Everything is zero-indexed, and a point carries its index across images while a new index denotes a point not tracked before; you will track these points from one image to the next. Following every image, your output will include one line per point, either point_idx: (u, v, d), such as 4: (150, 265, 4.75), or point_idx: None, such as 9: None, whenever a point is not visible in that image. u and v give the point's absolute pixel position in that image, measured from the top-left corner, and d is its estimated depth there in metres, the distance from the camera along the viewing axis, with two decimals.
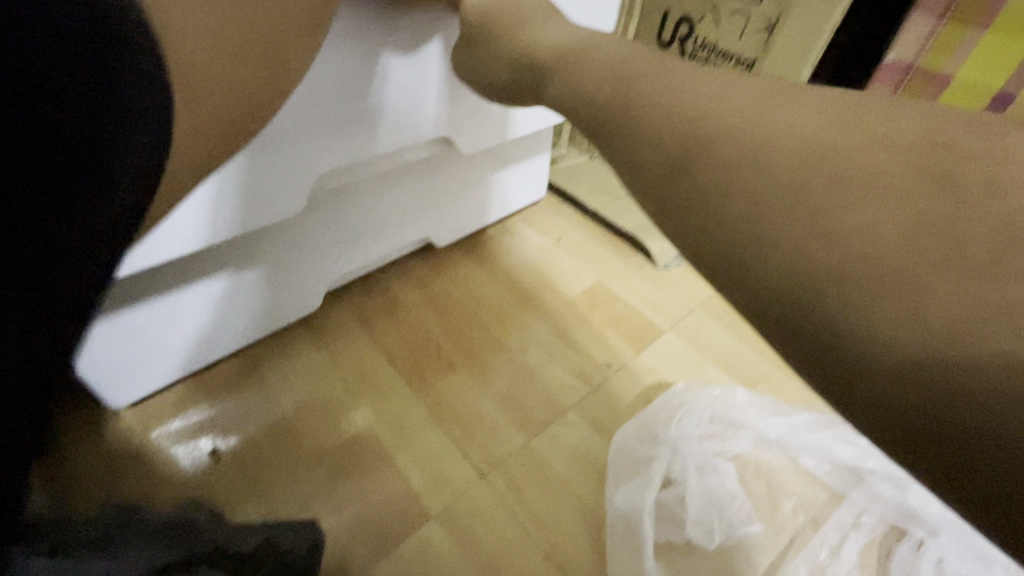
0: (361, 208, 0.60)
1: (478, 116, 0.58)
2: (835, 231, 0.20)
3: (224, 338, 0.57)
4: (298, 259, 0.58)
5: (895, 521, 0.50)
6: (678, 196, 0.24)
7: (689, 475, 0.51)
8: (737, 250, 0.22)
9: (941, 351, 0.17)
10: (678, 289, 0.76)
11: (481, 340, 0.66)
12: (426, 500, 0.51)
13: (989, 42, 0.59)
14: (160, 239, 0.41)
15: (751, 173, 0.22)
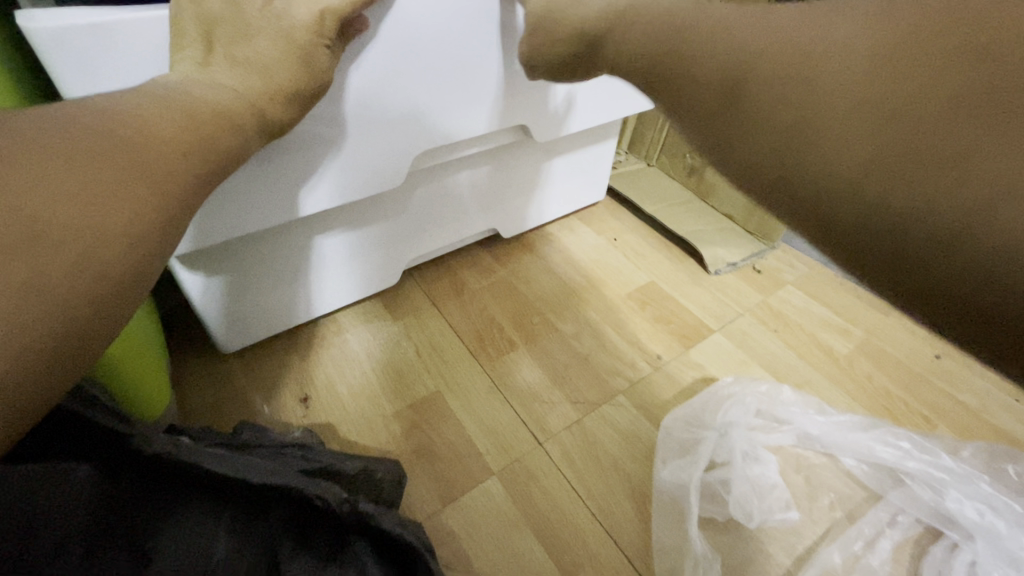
0: (451, 180, 0.66)
1: (542, 104, 0.63)
2: (856, 130, 0.23)
3: (325, 292, 0.65)
4: (391, 222, 0.64)
5: (931, 523, 0.53)
6: (738, 136, 0.28)
7: (734, 460, 0.55)
8: (801, 180, 0.25)
9: (936, 214, 0.21)
10: (727, 294, 0.80)
11: (540, 324, 0.72)
12: (490, 461, 0.57)
13: None
14: (309, 186, 0.50)
15: (807, 97, 0.25)
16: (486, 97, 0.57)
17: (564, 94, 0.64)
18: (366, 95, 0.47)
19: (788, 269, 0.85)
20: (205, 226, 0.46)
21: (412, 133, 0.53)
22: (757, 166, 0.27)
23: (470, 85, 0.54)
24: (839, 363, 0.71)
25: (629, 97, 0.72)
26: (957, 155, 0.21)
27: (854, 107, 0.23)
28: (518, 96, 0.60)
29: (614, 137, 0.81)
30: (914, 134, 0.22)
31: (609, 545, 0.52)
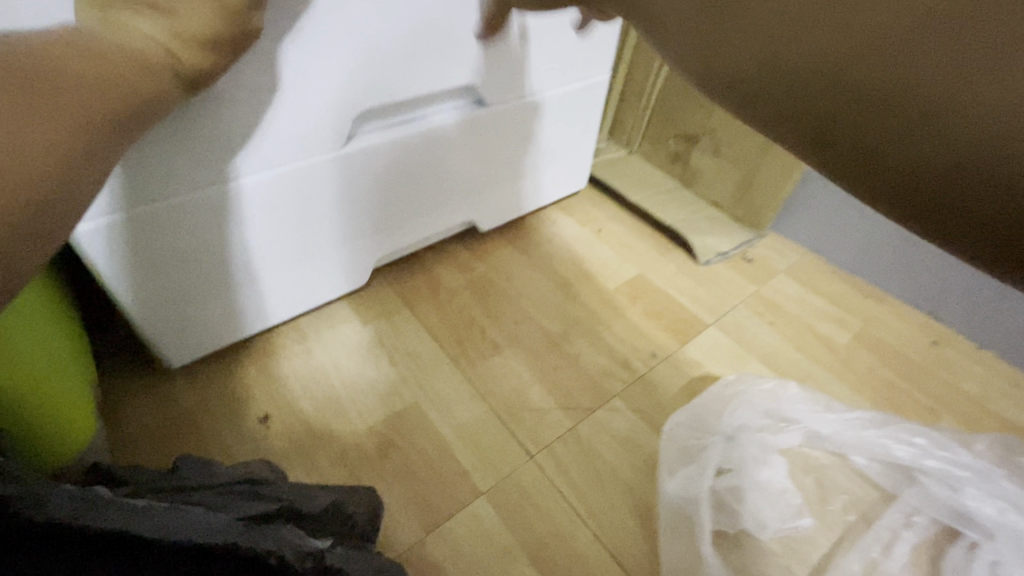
0: (421, 166, 0.61)
1: (500, 68, 0.60)
2: (858, 34, 0.22)
3: (283, 295, 0.58)
4: (355, 213, 0.58)
5: (948, 523, 0.50)
6: (715, 53, 0.26)
7: (745, 467, 0.50)
8: (783, 93, 0.24)
9: (929, 104, 0.20)
10: (719, 286, 0.76)
11: (525, 324, 0.66)
12: (478, 479, 0.51)
13: None
14: (246, 147, 0.45)
15: (790, 6, 0.23)
16: (446, 64, 0.54)
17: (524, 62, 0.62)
18: (306, 53, 0.43)
19: (777, 258, 0.81)
20: (131, 184, 0.41)
21: (359, 97, 0.49)
22: (734, 66, 0.25)
23: (426, 48, 0.51)
24: (838, 354, 0.68)
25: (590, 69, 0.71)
26: (954, 44, 0.20)
27: (858, 7, 0.22)
28: (477, 59, 0.57)
29: (592, 122, 0.78)
30: (904, 19, 0.21)
31: (615, 567, 0.47)
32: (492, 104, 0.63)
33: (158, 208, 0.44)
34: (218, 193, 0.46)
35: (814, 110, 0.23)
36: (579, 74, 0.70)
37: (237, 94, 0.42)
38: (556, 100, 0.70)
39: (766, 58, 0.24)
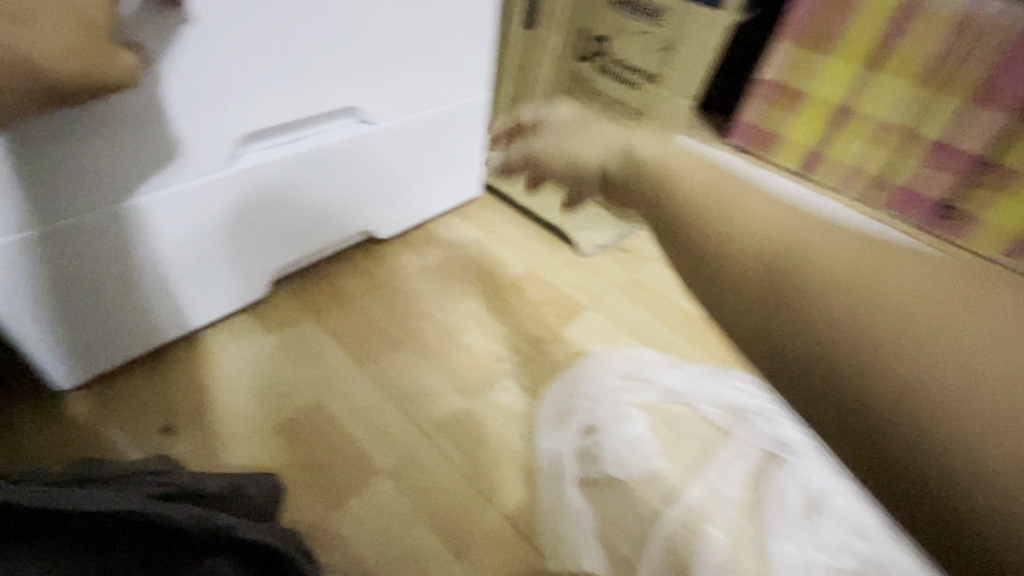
0: (312, 183, 0.66)
1: (379, 90, 0.67)
2: (929, 374, 0.25)
3: (181, 311, 0.61)
4: (248, 229, 0.62)
5: (769, 449, 0.60)
6: (754, 324, 0.29)
7: (608, 420, 0.59)
8: (827, 397, 0.27)
9: (929, 452, 0.25)
10: (599, 275, 0.86)
11: (423, 321, 0.73)
12: (379, 460, 0.57)
13: (836, 62, 0.70)
14: (127, 172, 0.49)
15: (835, 318, 0.26)
16: (321, 88, 0.60)
17: (400, 81, 0.69)
18: (178, 84, 0.48)
19: (650, 247, 0.93)
20: (11, 207, 0.44)
21: (237, 120, 0.54)
22: (786, 352, 0.28)
23: (300, 74, 0.56)
24: (694, 324, 0.80)
25: (467, 85, 0.79)
26: (946, 405, 0.24)
27: (935, 348, 0.25)
28: (354, 82, 0.63)
29: (476, 134, 0.86)
30: (903, 381, 0.25)
31: (500, 518, 0.54)
32: (376, 121, 0.69)
33: (42, 228, 0.46)
34: (102, 211, 0.49)
35: (852, 431, 0.26)
36: (457, 90, 0.78)
37: (112, 123, 0.45)
38: (439, 114, 0.77)
39: (820, 362, 0.27)
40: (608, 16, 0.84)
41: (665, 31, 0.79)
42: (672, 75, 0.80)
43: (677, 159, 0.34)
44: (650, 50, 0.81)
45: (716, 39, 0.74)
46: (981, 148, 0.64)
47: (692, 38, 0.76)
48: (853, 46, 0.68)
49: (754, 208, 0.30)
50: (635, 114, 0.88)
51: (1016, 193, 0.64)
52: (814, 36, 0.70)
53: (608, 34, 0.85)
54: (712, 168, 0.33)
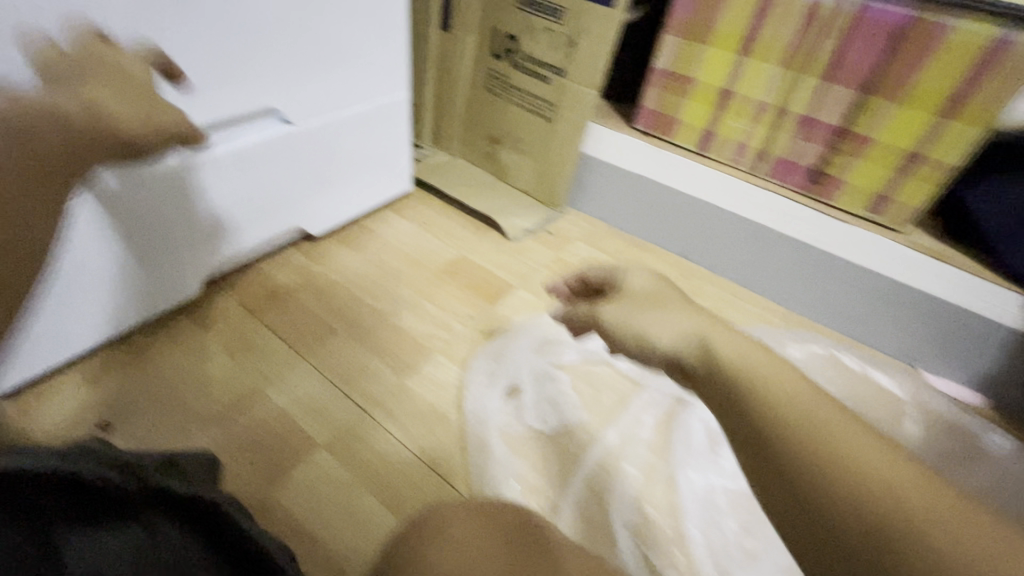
0: (236, 183, 0.70)
1: (295, 91, 0.71)
2: (903, 531, 0.32)
3: (113, 312, 0.64)
4: (176, 231, 0.66)
5: (677, 394, 0.68)
6: (770, 470, 0.38)
7: (528, 379, 0.66)
8: (809, 526, 0.35)
9: None
10: (528, 257, 0.92)
11: (360, 309, 0.77)
12: (317, 436, 0.60)
13: (715, 50, 0.78)
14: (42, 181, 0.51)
15: (833, 488, 0.35)
16: (235, 91, 0.63)
17: (317, 81, 0.73)
18: None
19: (575, 229, 1.00)
20: None
21: None
22: (790, 491, 0.36)
23: (211, 78, 0.60)
24: None
25: (386, 85, 0.83)
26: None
27: (918, 525, 0.32)
28: (269, 84, 0.67)
29: (401, 132, 0.91)
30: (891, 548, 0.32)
31: (433, 477, 0.58)
32: (297, 122, 0.73)
33: None
34: None
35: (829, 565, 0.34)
36: (377, 90, 0.83)
37: None
38: (358, 114, 0.81)
39: (819, 521, 0.35)
40: (516, 16, 0.90)
41: (566, 28, 0.85)
42: (577, 68, 0.87)
43: (734, 344, 0.43)
44: (555, 45, 0.88)
45: (610, 34, 0.81)
46: (837, 121, 0.74)
47: (588, 33, 0.83)
48: (726, 35, 0.76)
49: (873, 458, 0.35)
50: (547, 105, 0.94)
51: (869, 157, 0.74)
52: (693, 28, 0.78)
53: (517, 32, 0.92)
54: (750, 341, 0.43)
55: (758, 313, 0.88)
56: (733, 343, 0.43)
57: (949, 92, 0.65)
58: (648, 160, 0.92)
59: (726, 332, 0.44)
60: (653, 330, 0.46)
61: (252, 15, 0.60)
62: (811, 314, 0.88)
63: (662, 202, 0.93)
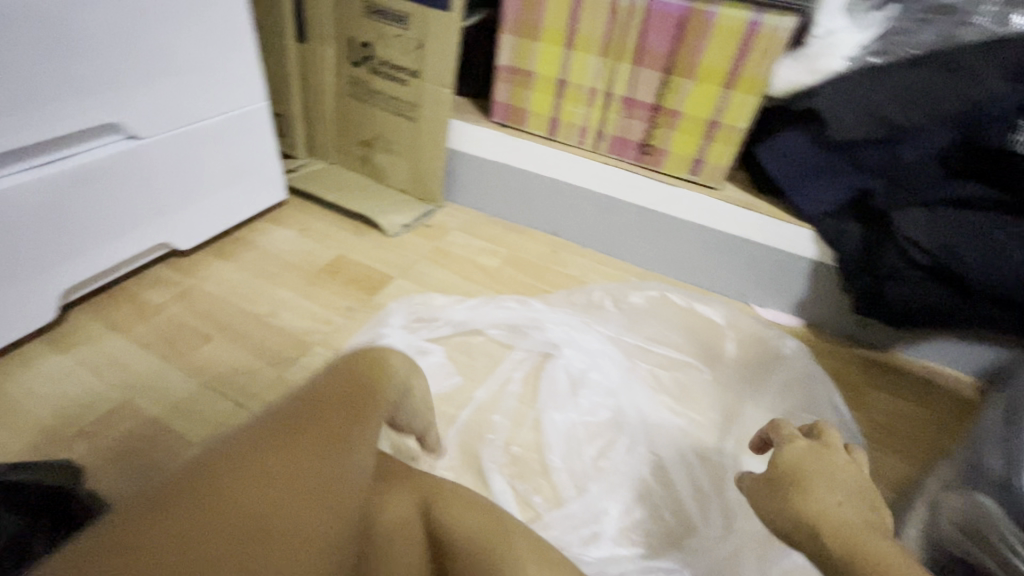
0: (78, 202, 0.70)
1: (135, 108, 0.72)
2: None
3: None
4: (12, 255, 0.65)
5: (541, 349, 0.75)
6: None
7: (400, 355, 0.71)
8: None
9: None
10: (407, 250, 0.97)
11: (235, 315, 0.78)
12: (191, 434, 0.63)
13: (546, 46, 0.88)
14: None
15: None
16: (62, 112, 0.64)
17: (159, 98, 0.74)
18: None
19: (453, 220, 1.06)
20: None
21: None
22: None
23: (28, 99, 0.60)
24: (490, 273, 0.94)
25: (242, 100, 0.86)
26: None
27: None
28: (101, 102, 0.68)
29: (268, 144, 0.93)
30: None
31: None
32: (148, 135, 0.75)
33: None
34: None
35: None
36: (233, 105, 0.85)
37: None
38: (216, 126, 0.83)
39: None
40: (367, 25, 0.96)
41: (412, 33, 0.92)
42: (428, 70, 0.93)
43: (845, 516, 0.38)
44: (406, 49, 0.94)
45: (451, 37, 0.88)
46: (653, 99, 0.86)
47: (432, 36, 0.90)
48: (553, 31, 0.86)
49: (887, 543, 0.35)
50: (407, 106, 0.99)
51: (681, 128, 0.86)
52: (524, 27, 0.88)
53: (371, 40, 0.97)
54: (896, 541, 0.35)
55: (617, 275, 0.99)
56: (801, 448, 0.45)
57: (726, 67, 0.79)
58: (506, 150, 1.00)
59: (837, 462, 0.43)
60: (831, 502, 0.39)
61: (69, 36, 0.62)
62: (663, 271, 1.00)
63: (523, 186, 1.02)
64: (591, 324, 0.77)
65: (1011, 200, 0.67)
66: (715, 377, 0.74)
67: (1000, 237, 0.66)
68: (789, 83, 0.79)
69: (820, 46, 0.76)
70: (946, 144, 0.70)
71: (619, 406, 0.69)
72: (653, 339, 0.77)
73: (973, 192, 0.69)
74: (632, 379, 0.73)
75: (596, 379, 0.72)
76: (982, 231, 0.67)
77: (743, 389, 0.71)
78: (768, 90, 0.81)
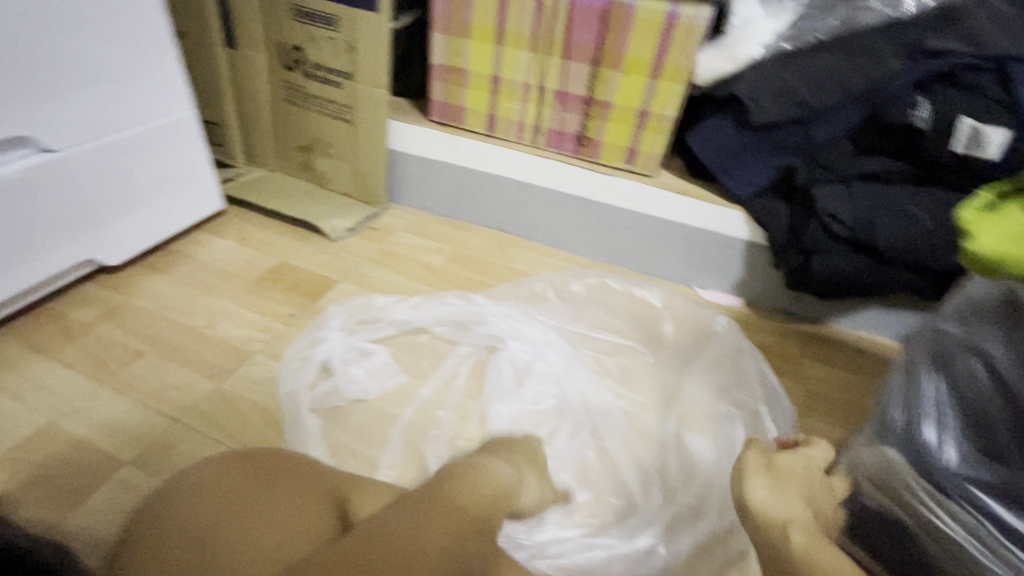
0: None
1: (48, 119, 0.69)
2: None
3: None
4: None
5: (486, 344, 0.75)
6: None
7: (340, 358, 0.70)
8: None
9: None
10: (351, 253, 0.96)
11: (169, 329, 0.76)
12: (120, 454, 0.60)
13: (478, 43, 0.88)
14: None
15: None
16: None
17: (74, 108, 0.72)
18: None
19: (399, 221, 1.06)
20: None
21: None
22: None
23: None
24: (436, 272, 0.94)
25: (168, 107, 0.83)
26: None
27: None
28: (9, 114, 0.65)
29: (201, 152, 0.91)
30: None
31: None
32: (64, 147, 0.72)
33: None
34: None
35: None
36: (157, 113, 0.82)
37: None
38: (140, 136, 0.81)
39: None
40: (297, 28, 0.95)
41: (343, 35, 0.91)
42: (361, 71, 0.93)
43: None
44: (338, 51, 0.93)
45: (381, 38, 0.88)
46: (586, 92, 0.87)
47: (363, 37, 0.90)
48: (483, 29, 0.87)
49: None
50: (344, 109, 0.98)
51: (614, 119, 0.88)
52: (455, 25, 0.88)
53: (302, 43, 0.96)
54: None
55: (564, 267, 1.00)
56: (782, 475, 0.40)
57: (651, 58, 0.81)
58: (447, 148, 1.00)
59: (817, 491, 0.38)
60: None
61: None
62: (610, 261, 1.02)
63: (467, 184, 1.02)
64: (534, 315, 0.77)
65: (917, 172, 0.72)
66: (658, 359, 0.75)
67: (912, 207, 0.71)
68: (713, 72, 0.81)
69: (739, 35, 0.79)
70: (858, 123, 0.74)
71: (564, 395, 0.70)
72: (596, 326, 0.78)
73: (883, 167, 0.73)
74: (580, 365, 0.73)
75: (542, 369, 0.72)
76: (898, 204, 0.71)
77: (682, 366, 0.73)
78: (693, 79, 0.83)
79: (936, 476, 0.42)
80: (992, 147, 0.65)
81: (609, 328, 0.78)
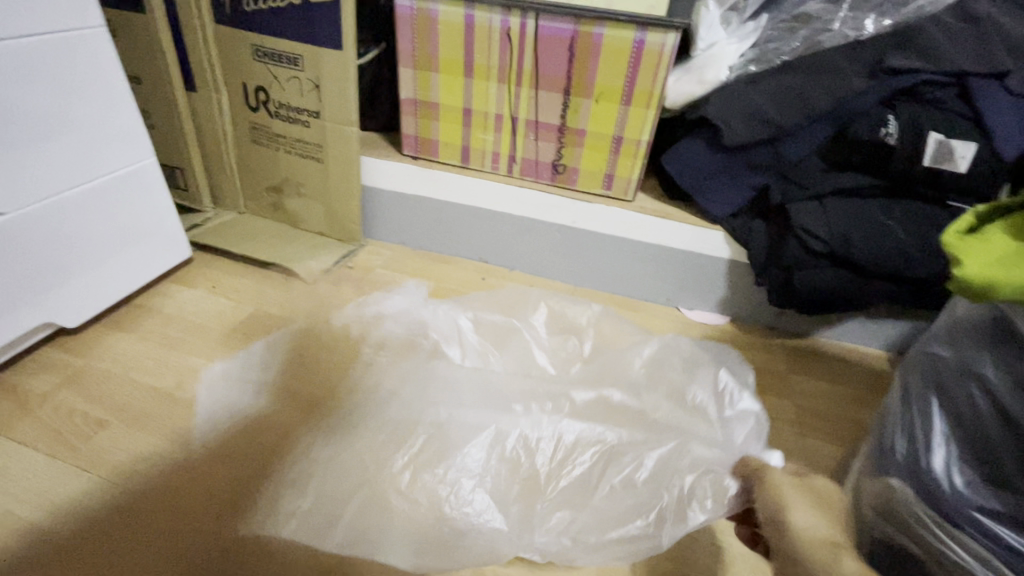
0: None
1: None
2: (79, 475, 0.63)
3: None
4: None
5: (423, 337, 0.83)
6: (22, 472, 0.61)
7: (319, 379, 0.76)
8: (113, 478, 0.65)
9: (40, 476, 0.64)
10: (328, 295, 0.93)
11: (134, 393, 0.72)
12: (84, 541, 0.57)
13: (445, 79, 0.88)
14: None
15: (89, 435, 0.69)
16: None
17: (22, 171, 0.67)
18: None
19: (376, 258, 1.03)
20: None
21: None
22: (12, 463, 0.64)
23: None
24: None
25: (127, 160, 0.80)
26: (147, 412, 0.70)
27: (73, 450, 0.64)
28: None
29: (166, 202, 0.87)
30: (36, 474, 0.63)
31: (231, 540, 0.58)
32: (13, 211, 0.68)
33: None
34: None
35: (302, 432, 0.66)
36: (116, 167, 0.79)
37: None
38: (97, 190, 0.77)
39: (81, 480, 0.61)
40: (259, 68, 0.92)
41: (307, 73, 0.89)
42: (328, 109, 0.91)
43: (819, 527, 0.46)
44: (304, 89, 0.91)
45: (347, 76, 0.86)
46: (558, 120, 0.87)
47: (328, 75, 0.88)
48: (451, 65, 0.86)
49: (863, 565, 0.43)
50: (312, 147, 0.96)
51: (587, 146, 0.88)
52: (421, 61, 0.87)
53: (265, 83, 0.93)
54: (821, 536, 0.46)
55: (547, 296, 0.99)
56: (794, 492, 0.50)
57: (620, 85, 0.81)
58: (422, 181, 0.98)
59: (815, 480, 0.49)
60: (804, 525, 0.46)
61: None
62: (593, 285, 1.01)
63: (444, 215, 1.00)
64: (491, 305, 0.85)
65: (886, 186, 0.73)
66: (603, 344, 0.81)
67: (888, 222, 0.72)
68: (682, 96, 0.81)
69: (705, 58, 0.80)
70: (825, 140, 0.75)
71: None
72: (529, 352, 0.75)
73: (855, 182, 0.74)
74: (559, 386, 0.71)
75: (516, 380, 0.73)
76: (875, 218, 0.72)
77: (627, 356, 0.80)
78: (663, 102, 0.83)
79: (944, 505, 0.42)
80: (959, 160, 0.66)
81: (557, 355, 0.75)
